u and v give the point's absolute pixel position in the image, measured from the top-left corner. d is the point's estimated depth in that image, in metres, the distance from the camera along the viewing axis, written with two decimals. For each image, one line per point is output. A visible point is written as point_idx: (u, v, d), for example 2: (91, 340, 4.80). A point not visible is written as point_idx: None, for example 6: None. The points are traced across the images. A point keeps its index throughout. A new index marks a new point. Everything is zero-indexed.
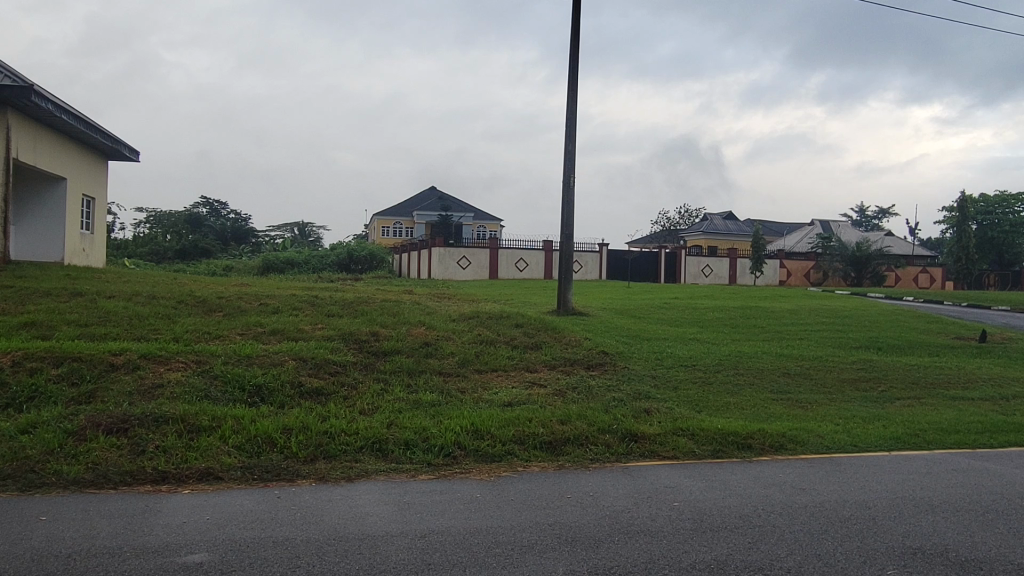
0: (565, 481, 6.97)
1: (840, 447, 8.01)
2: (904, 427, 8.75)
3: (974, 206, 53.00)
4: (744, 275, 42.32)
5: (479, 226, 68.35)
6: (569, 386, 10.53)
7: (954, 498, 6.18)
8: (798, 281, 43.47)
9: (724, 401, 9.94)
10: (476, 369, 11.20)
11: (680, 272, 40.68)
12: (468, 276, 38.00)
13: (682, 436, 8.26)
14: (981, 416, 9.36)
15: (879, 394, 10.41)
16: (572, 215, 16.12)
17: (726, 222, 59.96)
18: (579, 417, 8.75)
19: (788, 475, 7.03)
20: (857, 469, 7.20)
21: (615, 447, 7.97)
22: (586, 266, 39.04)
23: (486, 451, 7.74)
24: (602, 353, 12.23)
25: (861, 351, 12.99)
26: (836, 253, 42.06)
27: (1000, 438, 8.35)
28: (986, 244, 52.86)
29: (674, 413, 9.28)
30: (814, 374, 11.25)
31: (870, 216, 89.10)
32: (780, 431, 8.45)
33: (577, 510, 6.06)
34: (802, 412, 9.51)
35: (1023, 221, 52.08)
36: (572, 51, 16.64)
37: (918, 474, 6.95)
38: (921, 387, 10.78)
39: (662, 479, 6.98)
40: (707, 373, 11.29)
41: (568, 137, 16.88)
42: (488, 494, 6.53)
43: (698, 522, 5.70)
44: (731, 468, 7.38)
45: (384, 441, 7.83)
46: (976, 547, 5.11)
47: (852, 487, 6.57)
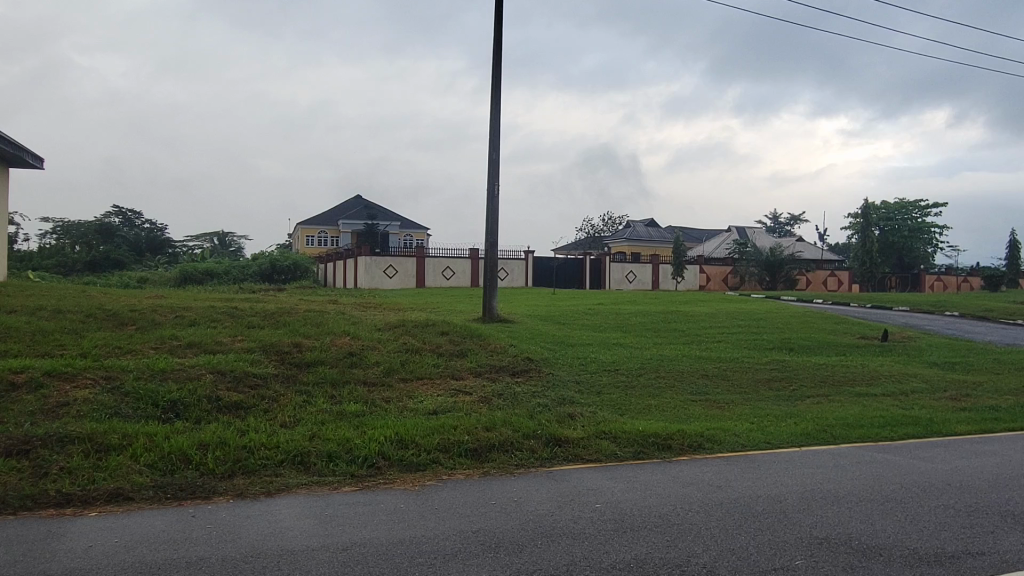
0: (490, 487, 7.00)
1: (753, 445, 8.34)
2: (813, 424, 9.17)
3: (877, 213, 56.39)
4: (666, 281, 43.42)
5: (406, 235, 67.81)
6: (494, 393, 10.57)
7: (857, 490, 6.52)
8: (717, 286, 44.95)
9: (645, 404, 10.18)
10: (401, 378, 11.10)
11: (605, 279, 41.44)
12: (395, 285, 37.66)
13: (604, 439, 8.42)
14: (882, 410, 9.91)
15: (790, 393, 10.87)
16: (497, 223, 16.21)
17: (649, 229, 61.42)
18: (504, 423, 8.81)
19: (706, 473, 7.26)
20: (770, 465, 7.50)
21: (539, 452, 8.05)
22: (512, 274, 39.33)
23: (410, 460, 7.68)
24: (527, 360, 12.33)
25: (774, 352, 13.53)
26: (752, 259, 43.74)
27: (899, 431, 8.87)
28: (887, 249, 55.83)
29: (598, 417, 9.45)
30: (730, 376, 11.65)
31: (785, 224, 92.85)
32: (698, 432, 8.73)
33: (501, 515, 6.10)
34: (719, 412, 9.85)
35: (920, 227, 55.70)
36: (495, 60, 16.76)
37: (825, 468, 7.31)
38: (829, 385, 11.32)
39: (585, 481, 7.10)
40: (629, 376, 11.54)
41: (492, 145, 16.98)
42: (412, 504, 6.48)
43: (619, 522, 5.82)
44: (651, 469, 7.56)
45: (306, 454, 7.67)
46: (876, 535, 5.40)
47: (764, 483, 6.85)
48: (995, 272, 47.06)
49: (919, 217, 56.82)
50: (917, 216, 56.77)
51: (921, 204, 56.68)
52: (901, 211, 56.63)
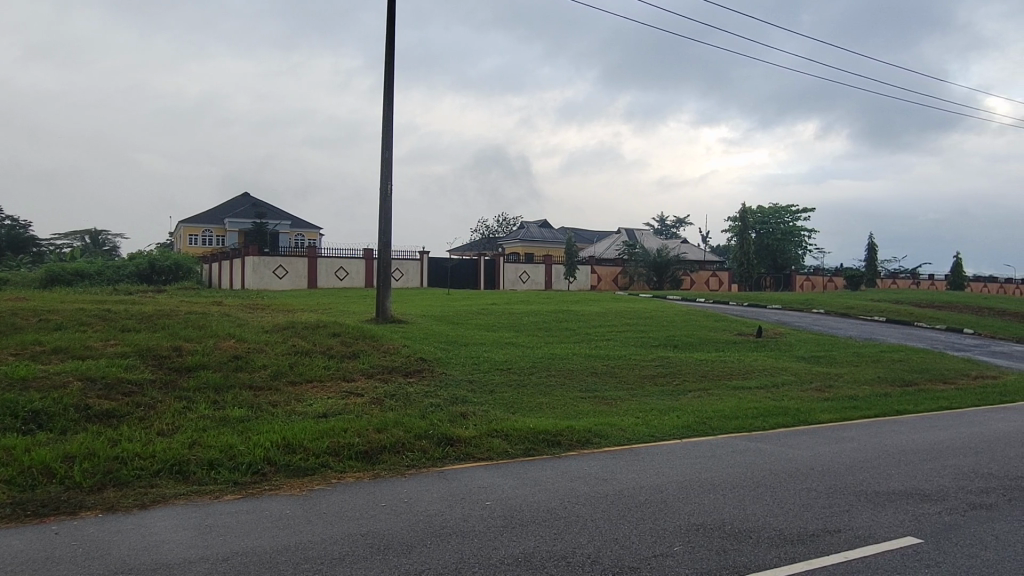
0: (380, 489, 6.92)
1: (638, 438, 8.67)
2: (694, 416, 9.64)
3: (754, 216, 59.87)
4: (559, 281, 44.27)
5: (296, 235, 65.78)
6: (386, 394, 10.46)
7: (732, 478, 6.91)
8: (608, 286, 46.30)
9: (536, 401, 10.37)
10: (289, 382, 10.77)
11: (499, 279, 41.80)
12: (285, 286, 36.48)
13: (496, 438, 8.51)
14: (756, 402, 10.55)
15: (674, 388, 11.36)
16: (390, 223, 16.02)
17: (542, 230, 62.39)
18: (396, 424, 8.73)
19: (593, 468, 7.47)
20: (653, 457, 7.82)
21: (432, 452, 8.04)
22: (407, 274, 39.03)
23: (298, 465, 7.48)
24: (420, 360, 12.27)
25: (659, 349, 14.10)
26: (640, 259, 45.39)
27: (770, 421, 9.47)
28: (763, 250, 59.38)
29: (489, 415, 9.54)
30: (618, 373, 12.03)
31: (671, 226, 96.81)
32: (586, 427, 8.99)
33: (391, 517, 6.05)
34: (607, 408, 10.17)
35: (791, 230, 59.57)
36: (387, 59, 16.57)
37: (703, 458, 7.70)
38: (709, 380, 11.92)
39: (476, 480, 7.15)
40: (521, 375, 11.69)
41: (384, 144, 16.77)
42: (299, 509, 6.32)
43: (509, 519, 5.90)
44: (541, 465, 7.71)
45: (185, 463, 7.31)
46: (747, 519, 5.74)
47: (647, 474, 7.13)
48: (856, 272, 51.04)
49: (791, 221, 60.75)
50: (789, 220, 60.68)
51: (792, 208, 60.59)
52: (775, 214, 60.34)
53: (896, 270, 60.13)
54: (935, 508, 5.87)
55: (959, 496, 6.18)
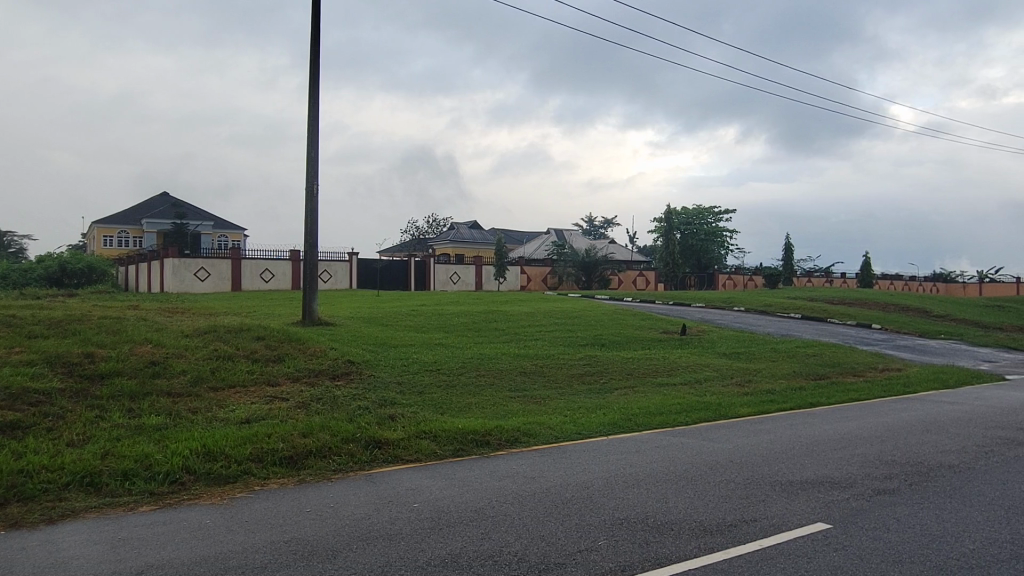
0: (305, 495, 6.79)
1: (565, 436, 8.78)
2: (620, 414, 9.83)
3: (679, 218, 61.57)
4: (489, 281, 44.35)
5: (219, 235, 63.77)
6: (312, 398, 10.26)
7: (656, 472, 7.07)
8: (538, 287, 46.70)
9: (466, 402, 10.38)
10: (210, 387, 10.42)
11: (429, 280, 41.57)
12: (207, 288, 35.29)
13: (424, 439, 8.48)
14: (680, 398, 10.85)
15: (601, 386, 11.55)
16: (316, 224, 15.71)
17: (472, 231, 62.39)
18: (322, 428, 8.57)
19: (520, 467, 7.53)
20: (579, 455, 7.93)
21: (359, 455, 7.95)
22: (335, 275, 38.38)
23: (218, 473, 7.26)
24: (347, 362, 12.09)
25: (586, 348, 14.31)
26: (569, 260, 46.01)
27: (693, 416, 9.76)
28: (687, 251, 61.13)
29: (418, 417, 9.50)
30: (546, 372, 12.16)
31: (599, 226, 98.40)
32: (515, 427, 9.05)
33: (316, 523, 5.94)
34: (535, 407, 10.26)
35: (714, 231, 61.54)
36: (312, 56, 16.25)
37: (628, 454, 7.86)
38: (635, 377, 12.18)
39: (404, 482, 7.11)
40: (450, 376, 11.68)
41: (310, 143, 16.44)
42: (219, 518, 6.14)
43: (436, 520, 5.89)
44: (468, 465, 7.72)
45: (98, 474, 6.99)
46: (670, 512, 5.90)
47: (573, 471, 7.24)
48: (774, 272, 53.15)
49: (713, 222, 62.68)
50: (711, 221, 62.61)
51: (714, 209, 62.58)
52: (698, 215, 62.25)
53: (811, 269, 62.88)
54: (843, 494, 6.18)
55: (865, 482, 6.53)
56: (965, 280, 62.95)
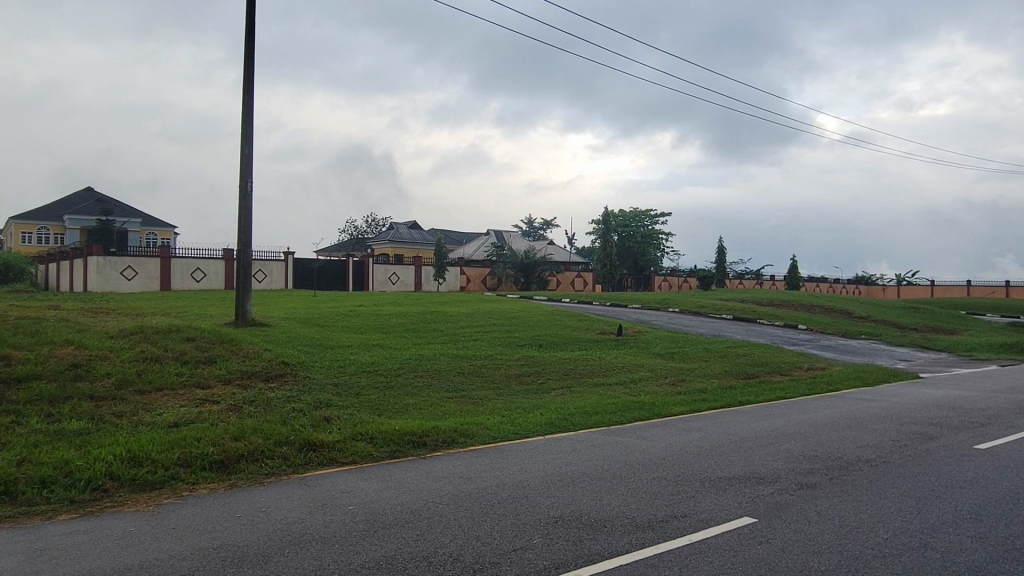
0: (236, 500, 6.63)
1: (502, 437, 8.83)
2: (557, 413, 9.95)
3: (616, 220, 62.64)
4: (428, 282, 44.13)
5: (148, 233, 61.57)
6: (245, 400, 10.02)
7: (590, 471, 7.18)
8: (477, 288, 46.71)
9: (403, 403, 10.31)
10: (136, 391, 10.05)
11: (367, 280, 41.07)
12: (134, 287, 33.98)
13: (360, 441, 8.39)
14: (615, 398, 11.04)
15: (538, 387, 11.64)
16: (250, 222, 15.33)
17: (412, 231, 61.96)
18: (254, 431, 8.38)
19: (457, 467, 7.54)
20: (515, 455, 8.00)
21: (293, 458, 7.81)
22: (270, 275, 37.54)
23: (144, 479, 7.02)
24: (282, 364, 11.84)
25: (524, 348, 14.40)
26: (509, 261, 46.22)
27: (627, 415, 9.95)
28: (625, 253, 62.17)
29: (355, 419, 9.39)
30: (484, 372, 12.20)
31: (538, 227, 99.02)
32: (452, 427, 9.05)
33: (247, 528, 5.81)
34: (473, 408, 10.28)
35: (650, 233, 62.82)
36: (246, 51, 15.87)
37: (564, 453, 7.96)
38: (572, 378, 12.32)
39: (340, 485, 7.02)
40: (388, 377, 11.60)
41: (244, 140, 16.05)
42: (144, 526, 5.94)
43: (371, 522, 5.84)
44: (405, 467, 7.68)
45: (12, 482, 6.65)
46: (604, 509, 6.00)
47: (509, 471, 7.29)
48: (707, 274, 54.62)
49: (650, 225, 64.00)
50: (647, 224, 63.93)
51: (650, 213, 63.95)
52: (635, 218, 63.48)
53: (742, 271, 64.91)
54: (768, 489, 6.42)
55: (789, 477, 6.79)
56: (885, 283, 66.00)
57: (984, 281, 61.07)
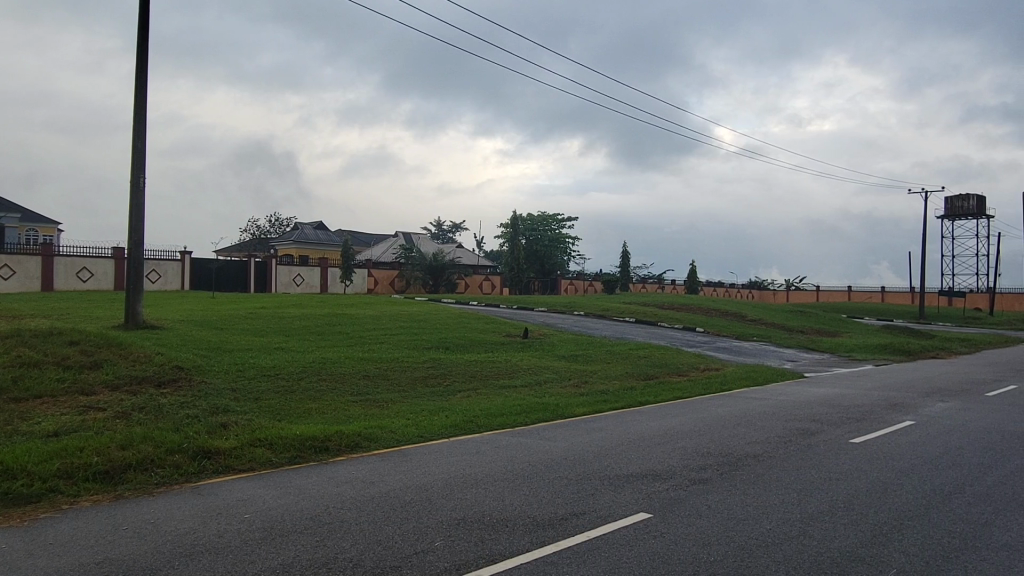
0: (124, 511, 6.30)
1: (407, 439, 8.79)
2: (462, 415, 10.00)
3: (524, 224, 63.35)
4: (334, 284, 43.23)
5: (27, 230, 57.46)
6: (134, 407, 9.52)
7: (494, 472, 7.26)
8: (385, 290, 46.07)
9: (305, 407, 10.08)
10: (11, 399, 9.36)
11: (270, 281, 39.78)
12: (11, 288, 31.56)
13: (259, 448, 8.14)
14: (520, 399, 11.18)
15: (444, 389, 11.65)
16: (142, 219, 14.58)
17: (316, 231, 60.56)
18: (144, 439, 7.99)
19: (360, 471, 7.45)
20: (420, 457, 7.97)
21: (186, 466, 7.49)
22: (165, 275, 35.79)
23: (19, 492, 6.54)
24: (175, 368, 11.33)
25: (431, 351, 14.38)
26: (417, 263, 45.92)
27: (532, 416, 10.10)
28: (533, 256, 62.88)
29: (253, 424, 9.11)
30: (390, 375, 12.10)
31: (447, 231, 98.77)
32: (356, 431, 8.93)
33: (133, 541, 5.53)
34: (378, 411, 10.18)
35: (557, 237, 63.90)
36: (140, 40, 15.10)
37: (468, 455, 8.01)
38: (478, 380, 12.39)
39: (235, 493, 6.79)
40: (290, 381, 11.29)
41: (136, 133, 15.26)
42: (17, 542, 5.54)
43: (268, 530, 5.69)
44: (306, 472, 7.52)
45: None
46: (507, 509, 6.08)
47: (413, 474, 7.26)
48: (610, 278, 56.14)
49: (557, 229, 65.17)
50: (554, 228, 65.12)
51: (557, 217, 65.17)
52: (542, 222, 64.43)
53: (644, 275, 67.10)
54: (664, 485, 6.69)
55: (683, 473, 7.10)
56: (776, 287, 69.67)
57: (862, 286, 65.69)
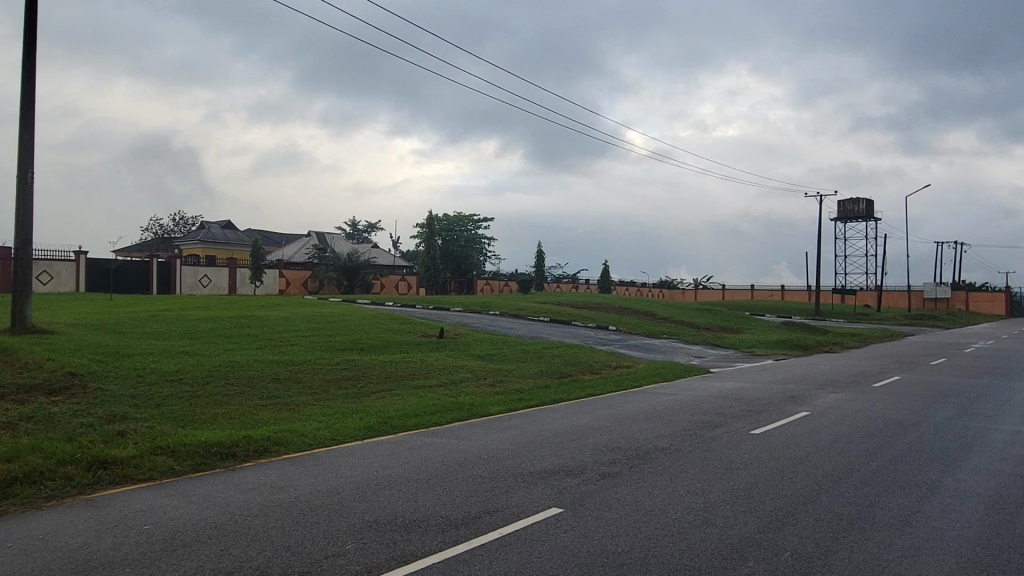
0: (8, 528, 5.90)
1: (319, 443, 8.63)
2: (377, 417, 9.90)
3: (440, 224, 63.09)
4: (243, 284, 41.75)
5: None
6: (21, 416, 8.93)
7: (407, 473, 7.23)
8: (297, 291, 44.85)
9: (211, 413, 9.72)
10: None
11: (174, 283, 38.05)
12: None
13: (160, 456, 7.80)
14: (435, 399, 11.17)
15: (358, 391, 11.49)
16: (30, 217, 13.69)
17: (225, 231, 58.44)
18: (32, 451, 7.51)
19: (268, 477, 7.26)
20: (333, 460, 7.85)
21: (79, 478, 7.09)
22: (58, 276, 33.69)
23: None
24: (68, 375, 10.69)
25: (344, 352, 14.15)
26: (330, 263, 45.01)
27: (447, 416, 10.10)
28: (449, 257, 62.70)
29: (155, 431, 8.71)
30: (301, 378, 11.82)
31: (360, 231, 97.17)
32: (265, 436, 8.69)
33: (19, 558, 5.20)
34: (289, 415, 9.94)
35: (473, 238, 64.04)
36: (28, 25, 14.17)
37: (382, 456, 7.93)
38: (392, 381, 12.27)
39: (135, 504, 6.48)
40: (194, 386, 10.86)
41: (23, 125, 14.31)
42: None
43: (169, 541, 5.47)
44: (210, 480, 7.26)
45: None
46: (419, 510, 6.06)
47: (324, 478, 7.15)
48: (526, 279, 56.65)
49: (472, 229, 65.30)
50: (470, 228, 65.23)
51: (473, 217, 65.40)
52: (458, 222, 64.41)
53: (559, 275, 68.09)
54: (575, 480, 6.84)
55: (593, 467, 7.28)
56: (684, 287, 72.06)
57: (764, 285, 68.87)
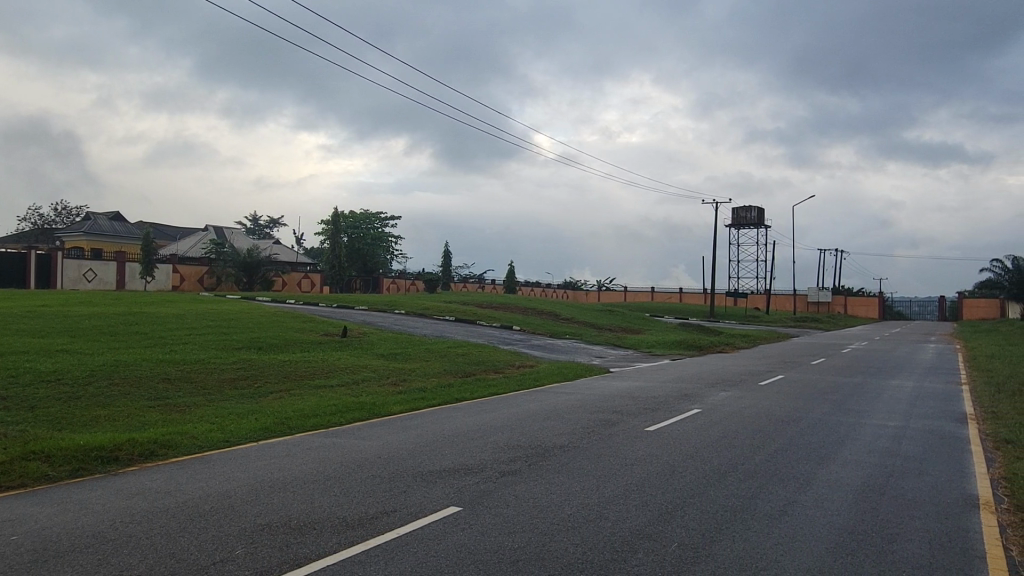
0: None
1: (210, 445, 8.29)
2: (274, 417, 9.61)
3: (346, 221, 61.80)
4: (133, 280, 39.46)
5: None
6: None
7: (304, 474, 7.06)
8: (192, 288, 42.78)
9: (92, 415, 9.18)
10: None
11: (54, 277, 35.50)
12: None
13: (33, 461, 7.30)
14: (336, 399, 10.95)
15: (254, 391, 11.12)
16: None
17: (113, 223, 55.13)
18: None
19: (154, 481, 6.93)
20: (225, 463, 7.57)
21: None
22: None
23: None
24: None
25: (240, 351, 13.63)
26: (229, 260, 43.31)
27: (346, 416, 9.92)
28: (355, 254, 61.49)
29: (28, 435, 8.13)
30: (193, 378, 11.31)
31: (261, 225, 93.86)
32: (151, 438, 8.28)
33: None
34: (179, 416, 9.51)
35: (379, 236, 63.15)
36: None
37: (277, 458, 7.71)
38: (291, 380, 11.94)
39: (3, 513, 6.03)
40: (74, 386, 10.21)
41: None
42: None
43: (41, 552, 5.14)
44: (90, 485, 6.86)
45: None
46: (315, 512, 5.95)
47: (215, 481, 6.88)
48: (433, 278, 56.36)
49: (379, 227, 64.38)
50: (377, 226, 64.26)
51: (380, 215, 64.48)
52: (365, 220, 63.31)
53: (466, 275, 68.14)
54: (475, 479, 6.88)
55: (493, 466, 7.35)
56: (587, 289, 73.57)
57: (664, 288, 71.33)
